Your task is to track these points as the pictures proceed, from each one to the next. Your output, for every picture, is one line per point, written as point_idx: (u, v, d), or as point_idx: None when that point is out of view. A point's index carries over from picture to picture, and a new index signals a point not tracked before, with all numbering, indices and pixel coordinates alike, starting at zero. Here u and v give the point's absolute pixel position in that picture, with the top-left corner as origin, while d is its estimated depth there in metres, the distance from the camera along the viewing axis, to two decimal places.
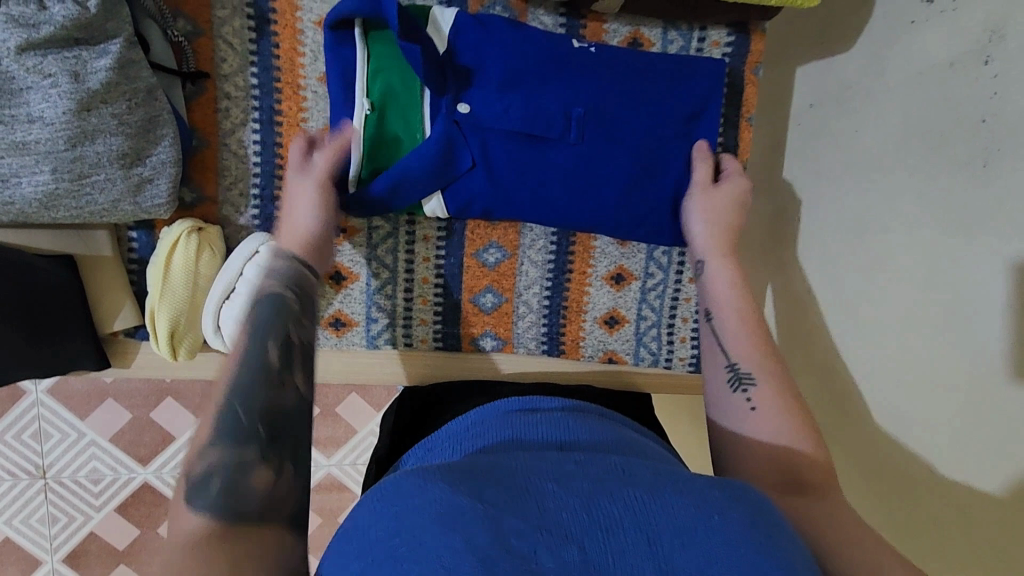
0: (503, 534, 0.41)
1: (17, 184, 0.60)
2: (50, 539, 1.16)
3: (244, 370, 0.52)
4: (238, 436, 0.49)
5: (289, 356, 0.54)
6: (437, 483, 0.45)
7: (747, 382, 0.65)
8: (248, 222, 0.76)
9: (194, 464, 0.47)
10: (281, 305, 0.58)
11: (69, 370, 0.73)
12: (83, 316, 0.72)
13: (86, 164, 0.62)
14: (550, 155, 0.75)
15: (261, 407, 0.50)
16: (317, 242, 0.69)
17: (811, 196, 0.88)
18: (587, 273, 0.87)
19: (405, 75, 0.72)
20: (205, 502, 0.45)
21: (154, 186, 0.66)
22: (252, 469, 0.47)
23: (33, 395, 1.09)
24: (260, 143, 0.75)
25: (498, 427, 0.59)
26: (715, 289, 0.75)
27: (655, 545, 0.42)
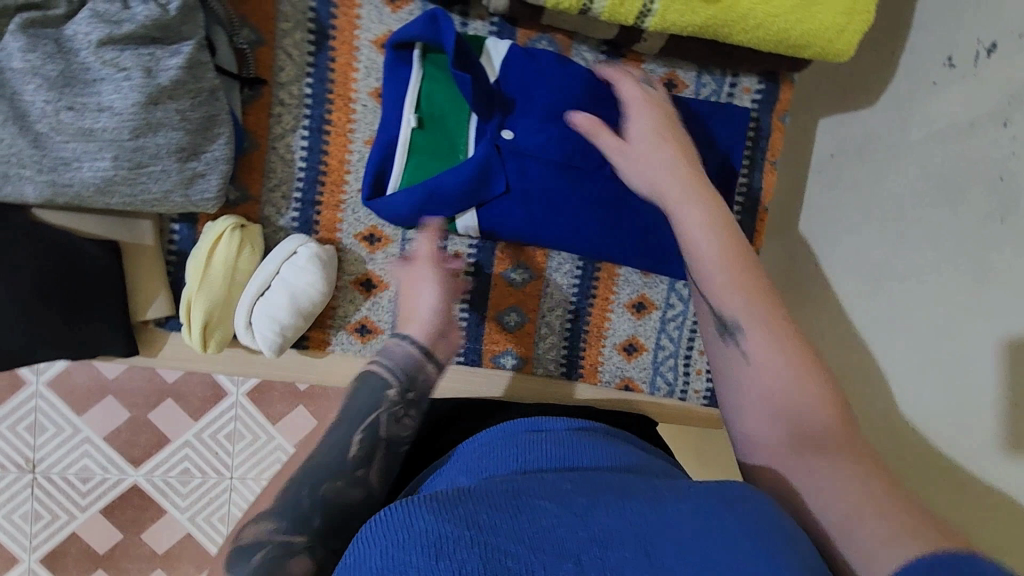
0: (490, 561, 0.42)
1: (78, 168, 0.63)
2: (30, 536, 1.15)
3: (325, 455, 0.56)
4: (297, 516, 0.53)
5: (369, 451, 0.57)
6: (425, 514, 0.45)
7: (736, 333, 0.59)
8: (287, 224, 0.79)
9: (249, 528, 0.53)
10: (379, 397, 0.58)
11: (98, 354, 0.74)
12: (117, 300, 0.73)
13: (146, 154, 0.64)
14: (585, 184, 0.78)
15: (325, 493, 0.54)
16: (437, 331, 0.64)
17: (828, 244, 0.91)
18: (609, 301, 0.89)
19: (453, 98, 0.76)
20: (241, 571, 0.50)
21: (204, 181, 0.68)
22: (296, 556, 0.51)
23: (34, 387, 1.10)
24: (307, 150, 0.78)
25: (508, 442, 0.60)
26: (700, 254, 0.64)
27: (653, 559, 0.42)
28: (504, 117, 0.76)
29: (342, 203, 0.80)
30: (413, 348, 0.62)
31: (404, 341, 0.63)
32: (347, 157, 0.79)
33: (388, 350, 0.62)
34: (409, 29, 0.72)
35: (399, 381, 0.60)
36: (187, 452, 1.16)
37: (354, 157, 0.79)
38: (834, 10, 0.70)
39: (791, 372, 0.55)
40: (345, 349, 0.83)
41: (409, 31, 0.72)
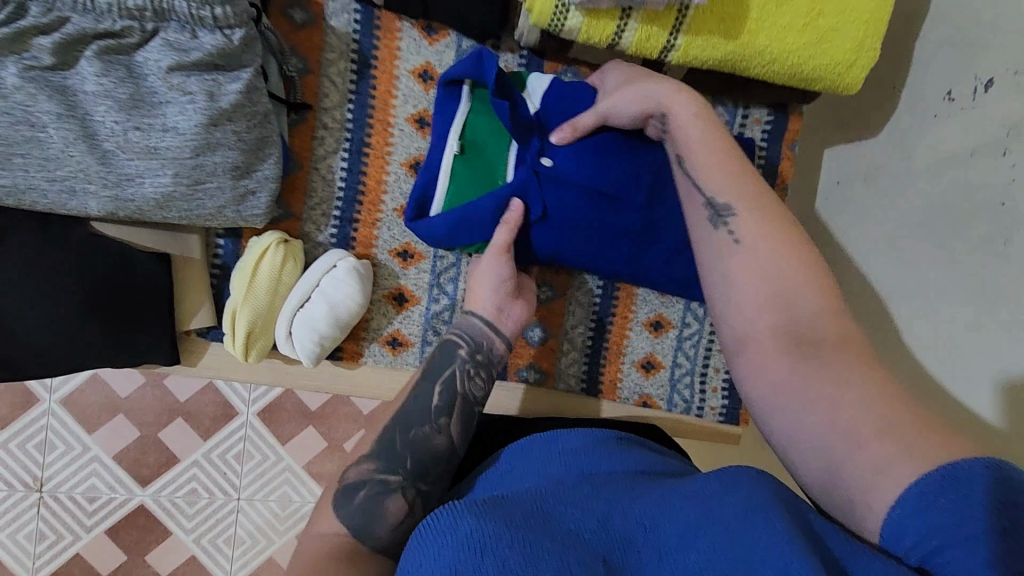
0: (530, 555, 0.48)
1: (140, 183, 0.67)
2: (33, 557, 1.17)
3: (413, 404, 0.69)
4: (391, 460, 0.64)
5: (449, 403, 0.70)
6: (467, 517, 0.51)
7: (725, 215, 0.67)
8: (326, 240, 0.83)
9: (351, 471, 0.64)
10: (452, 354, 0.72)
11: (144, 361, 0.77)
12: (165, 311, 0.76)
13: (204, 171, 0.69)
14: (615, 212, 0.80)
15: (413, 439, 0.66)
16: (500, 304, 0.77)
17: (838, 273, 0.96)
18: (627, 322, 0.92)
19: (496, 128, 0.81)
20: (345, 509, 0.61)
21: (255, 198, 0.72)
22: (391, 494, 0.62)
23: (46, 403, 1.13)
24: (348, 170, 0.83)
25: (529, 452, 0.62)
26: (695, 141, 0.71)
27: (665, 551, 0.50)
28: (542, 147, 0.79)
29: (379, 222, 0.84)
30: (482, 320, 0.75)
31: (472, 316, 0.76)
32: (384, 178, 0.84)
33: (462, 323, 0.75)
34: (459, 67, 0.78)
35: (469, 345, 0.74)
36: (195, 472, 1.19)
37: (391, 178, 0.84)
38: (842, 51, 0.76)
39: (779, 267, 0.63)
40: (376, 361, 0.87)
41: (458, 68, 0.77)
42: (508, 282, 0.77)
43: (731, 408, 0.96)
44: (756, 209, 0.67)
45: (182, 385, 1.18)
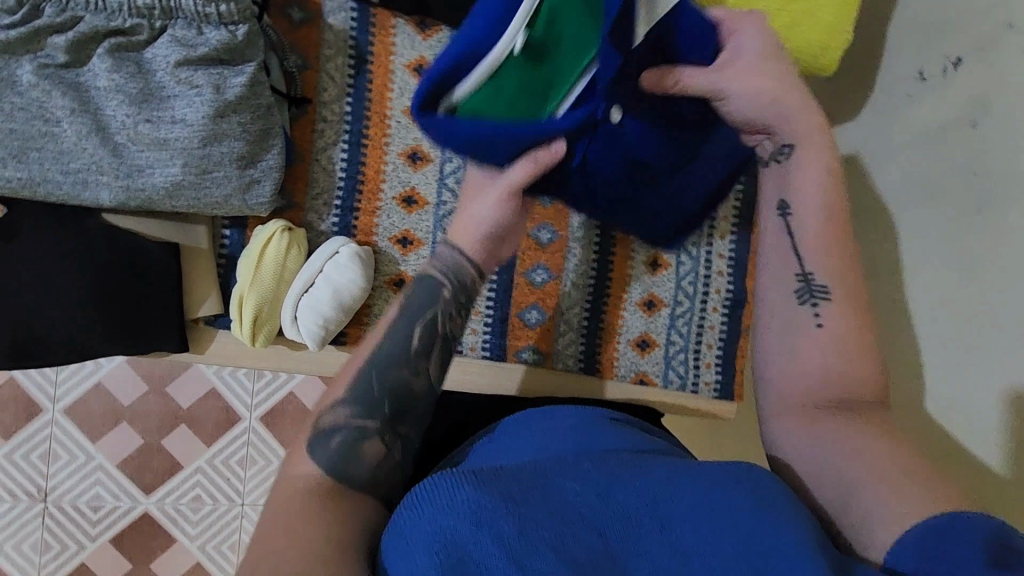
0: (526, 529, 0.49)
1: (151, 174, 0.70)
2: (40, 566, 1.27)
3: (390, 346, 0.64)
4: (368, 404, 0.62)
5: (427, 346, 0.65)
6: (465, 486, 0.51)
7: (819, 296, 0.67)
8: (328, 229, 0.86)
9: (326, 415, 0.61)
10: (434, 296, 0.67)
11: (154, 349, 0.79)
12: (174, 298, 0.79)
13: (211, 161, 0.72)
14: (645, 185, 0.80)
15: (392, 381, 0.63)
16: (489, 245, 0.69)
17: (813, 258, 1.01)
18: (628, 262, 0.95)
19: (584, 31, 0.61)
20: (323, 454, 0.58)
21: (260, 187, 0.75)
22: (368, 438, 0.60)
23: (50, 414, 1.26)
24: (347, 161, 0.86)
25: (528, 430, 0.65)
26: (810, 238, 0.69)
27: (663, 525, 0.51)
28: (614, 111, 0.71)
29: (379, 210, 0.88)
30: (463, 257, 0.68)
31: (456, 253, 0.68)
32: (382, 168, 0.87)
33: (441, 258, 0.68)
34: None
35: (452, 284, 0.68)
36: (198, 478, 1.31)
37: (389, 167, 0.87)
38: (817, 30, 0.80)
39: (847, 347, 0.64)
40: None
41: None
42: (506, 224, 0.69)
43: (725, 383, 0.99)
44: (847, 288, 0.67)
45: (184, 391, 1.31)
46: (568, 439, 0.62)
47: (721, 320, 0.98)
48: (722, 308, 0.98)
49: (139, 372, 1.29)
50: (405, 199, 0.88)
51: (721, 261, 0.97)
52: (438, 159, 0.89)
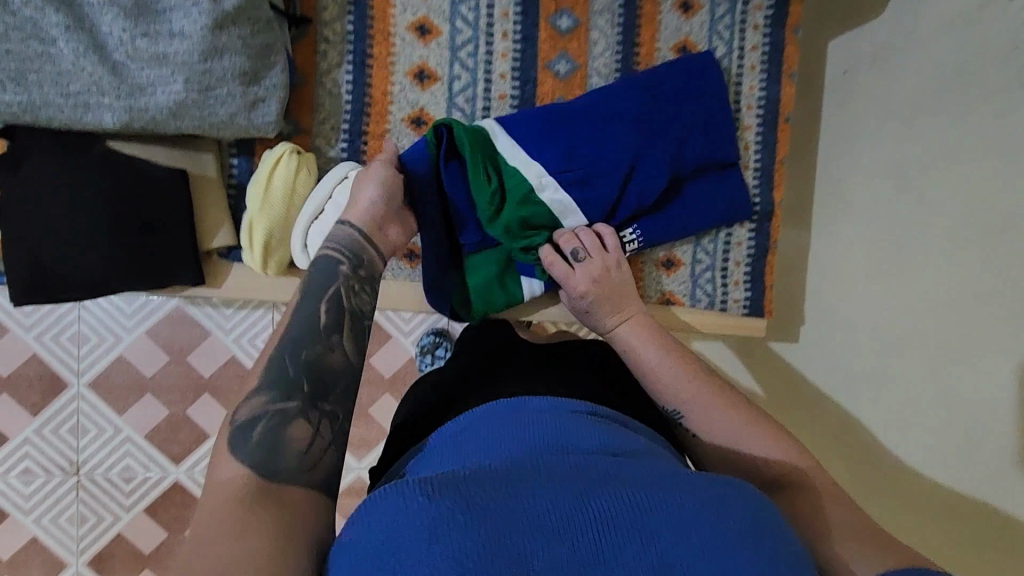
0: (485, 542, 0.43)
1: (153, 92, 0.68)
2: (76, 540, 1.29)
3: (298, 324, 0.62)
4: (282, 388, 0.58)
5: (335, 318, 0.64)
6: (418, 497, 0.45)
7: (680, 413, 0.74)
8: (337, 155, 0.84)
9: (241, 408, 0.56)
10: (334, 269, 0.68)
11: (172, 282, 0.78)
12: (186, 227, 0.77)
13: (213, 77, 0.69)
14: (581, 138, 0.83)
15: (307, 357, 0.60)
16: (379, 218, 0.74)
17: (843, 182, 1.01)
18: (655, 10, 0.89)
19: None
20: (246, 449, 0.53)
21: (265, 105, 0.73)
22: (291, 422, 0.56)
23: (76, 388, 1.26)
24: (352, 84, 0.83)
25: (483, 432, 0.58)
26: (650, 369, 0.76)
27: (648, 537, 0.44)
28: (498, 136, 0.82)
29: (387, 132, 0.85)
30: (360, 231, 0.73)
31: (350, 227, 0.73)
32: (389, 89, 0.84)
33: (337, 235, 0.72)
34: None
35: (350, 259, 0.70)
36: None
37: (396, 88, 0.84)
38: None
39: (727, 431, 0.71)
40: (394, 274, 0.87)
41: None
42: (393, 202, 0.76)
43: (756, 301, 0.96)
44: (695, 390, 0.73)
45: (204, 361, 1.30)
46: (529, 438, 0.56)
47: (749, 235, 0.94)
48: (750, 223, 0.94)
49: (159, 343, 1.29)
50: (414, 120, 0.85)
51: (746, 173, 0.93)
52: (447, 77, 0.85)
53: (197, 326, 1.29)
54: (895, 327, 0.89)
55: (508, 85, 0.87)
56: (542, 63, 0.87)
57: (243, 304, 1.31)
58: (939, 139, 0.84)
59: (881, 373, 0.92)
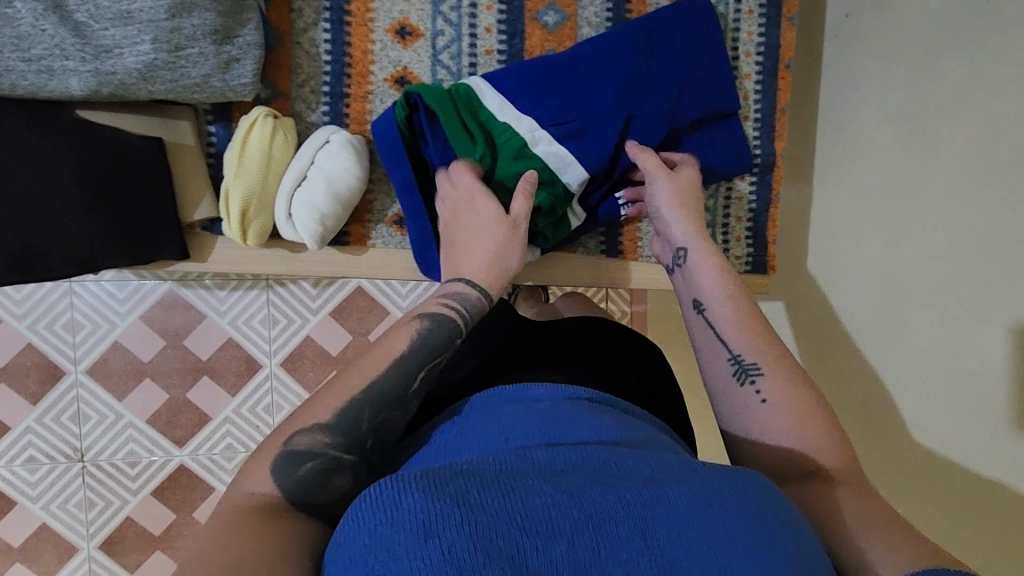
0: (481, 540, 0.43)
1: (120, 54, 0.65)
2: (87, 524, 1.29)
3: (389, 378, 0.63)
4: (350, 437, 0.59)
5: (422, 389, 0.66)
6: (413, 493, 0.45)
7: (754, 373, 0.69)
8: (319, 119, 0.80)
9: (302, 436, 0.58)
10: (445, 339, 0.68)
11: (155, 258, 0.76)
12: (167, 200, 0.74)
13: (183, 36, 0.66)
14: (570, 91, 0.79)
15: (378, 418, 0.62)
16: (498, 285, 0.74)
17: (844, 132, 0.98)
18: None
19: None
20: (289, 483, 0.56)
21: (240, 66, 0.70)
22: (342, 473, 0.58)
23: (74, 375, 1.24)
24: (331, 43, 0.79)
25: (480, 430, 0.57)
26: (725, 319, 0.73)
27: (649, 535, 0.45)
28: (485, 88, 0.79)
29: (370, 94, 0.81)
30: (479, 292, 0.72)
31: (476, 292, 0.72)
32: (370, 48, 0.80)
33: (467, 301, 0.71)
34: None
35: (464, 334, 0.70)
36: (228, 428, 1.32)
37: (377, 47, 0.80)
38: None
39: (791, 416, 0.67)
40: (385, 243, 0.84)
41: None
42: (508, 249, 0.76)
43: (758, 257, 0.94)
44: (767, 347, 0.71)
45: (201, 344, 1.29)
46: (528, 433, 0.55)
47: (750, 189, 0.92)
48: (750, 177, 0.91)
49: (155, 328, 1.27)
50: (398, 80, 0.82)
51: (746, 124, 0.90)
52: (430, 33, 0.81)
53: (192, 309, 1.27)
54: (900, 279, 0.88)
55: (494, 38, 0.83)
56: (529, 15, 0.83)
57: (237, 285, 1.28)
58: (945, 82, 0.81)
59: (886, 326, 0.91)
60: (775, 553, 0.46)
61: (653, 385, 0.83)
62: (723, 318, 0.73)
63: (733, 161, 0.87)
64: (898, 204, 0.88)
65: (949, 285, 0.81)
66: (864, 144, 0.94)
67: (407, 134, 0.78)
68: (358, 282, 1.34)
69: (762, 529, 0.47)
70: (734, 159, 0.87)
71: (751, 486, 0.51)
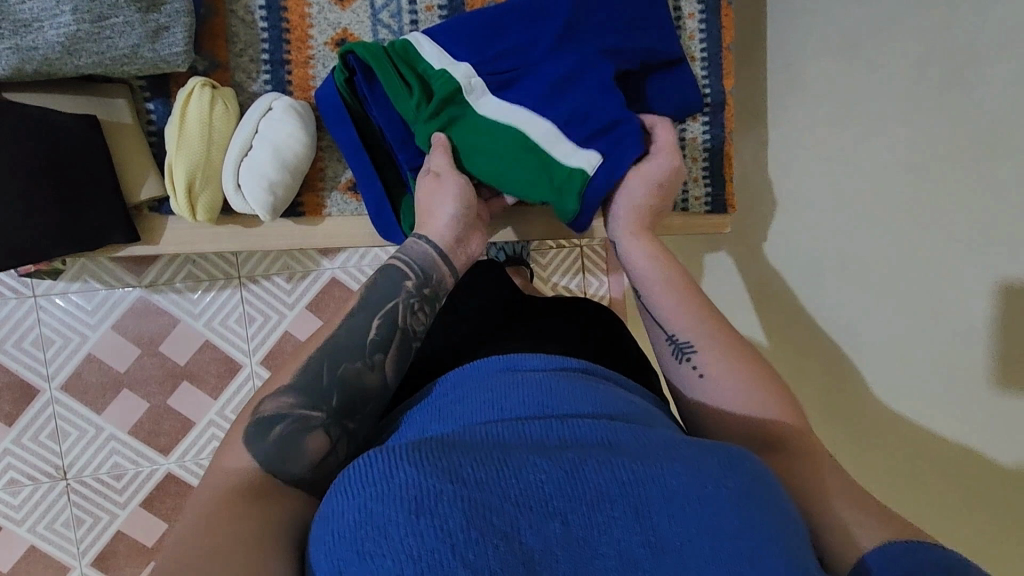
0: (474, 516, 0.42)
1: (40, 28, 0.63)
2: (77, 542, 1.27)
3: (351, 330, 0.64)
4: (314, 393, 0.60)
5: (386, 336, 0.65)
6: (404, 468, 0.44)
7: (690, 353, 0.71)
8: (261, 88, 0.79)
9: (268, 402, 0.59)
10: (398, 286, 0.68)
11: (102, 244, 0.74)
12: (109, 181, 0.72)
13: (105, 5, 0.64)
14: (512, 37, 0.78)
15: (343, 373, 0.61)
16: (455, 235, 0.73)
17: (793, 72, 0.99)
18: None
19: None
20: (261, 446, 0.56)
21: (170, 35, 0.68)
22: (311, 431, 0.58)
23: (48, 392, 1.21)
24: (266, 9, 0.77)
25: (470, 402, 0.56)
26: (666, 298, 0.74)
27: (643, 514, 0.43)
28: (427, 40, 0.77)
29: (311, 59, 0.80)
30: (433, 246, 0.71)
31: (426, 245, 0.71)
32: (307, 11, 0.78)
33: (410, 249, 0.70)
34: None
35: (417, 278, 0.69)
36: (213, 431, 1.30)
37: (315, 9, 0.79)
38: None
39: (751, 399, 0.67)
40: (340, 211, 0.83)
41: None
42: (468, 211, 0.74)
43: (717, 197, 0.95)
44: (715, 334, 0.71)
45: (177, 348, 1.26)
46: (518, 408, 0.54)
47: (703, 130, 0.92)
48: (702, 118, 0.92)
49: (128, 336, 1.24)
50: (339, 43, 0.80)
51: (694, 65, 0.90)
52: None
53: (165, 315, 1.25)
54: (859, 211, 0.88)
55: None
56: None
57: (207, 286, 1.26)
58: (883, 7, 0.81)
59: (848, 262, 0.91)
60: (771, 532, 0.45)
61: (635, 351, 0.85)
62: (664, 299, 0.75)
63: (680, 102, 0.88)
64: (850, 138, 0.89)
65: (899, 212, 0.82)
66: (813, 79, 0.95)
67: (351, 100, 0.77)
68: (332, 273, 1.32)
69: (758, 505, 0.46)
70: (683, 100, 0.87)
71: (750, 461, 0.50)
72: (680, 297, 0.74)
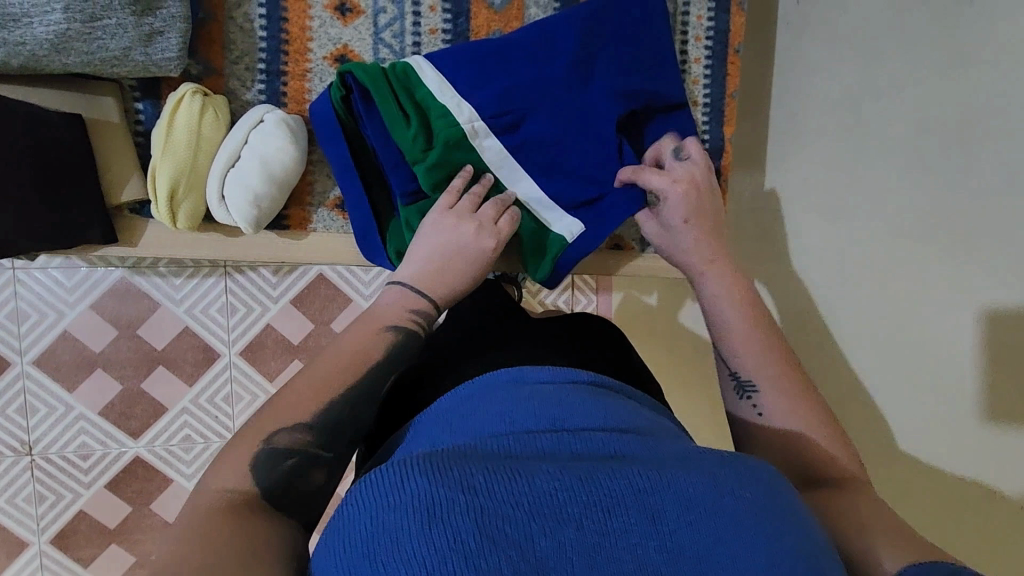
0: (486, 525, 0.40)
1: (29, 23, 0.61)
2: (37, 519, 1.25)
3: (374, 378, 0.62)
4: (331, 433, 0.59)
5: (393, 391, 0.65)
6: (415, 478, 0.43)
7: (750, 391, 0.71)
8: (254, 97, 0.77)
9: (283, 432, 0.56)
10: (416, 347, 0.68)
11: (78, 241, 0.72)
12: (90, 179, 0.71)
13: (98, 6, 0.62)
14: (516, 67, 0.77)
15: (359, 419, 0.61)
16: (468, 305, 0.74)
17: (796, 119, 0.99)
18: None
19: None
20: (271, 473, 0.55)
21: (164, 39, 0.66)
22: (319, 468, 0.57)
23: (20, 366, 1.18)
24: (266, 18, 0.76)
25: (481, 405, 0.54)
26: (729, 332, 0.75)
27: (659, 523, 0.42)
28: (429, 67, 0.76)
29: (309, 72, 0.78)
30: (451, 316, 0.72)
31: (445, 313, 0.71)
32: (308, 24, 0.77)
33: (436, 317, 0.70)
34: None
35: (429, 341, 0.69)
36: (186, 418, 1.28)
37: (316, 23, 0.77)
38: None
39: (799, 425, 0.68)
40: (326, 227, 0.82)
41: None
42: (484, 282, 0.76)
43: None
44: (771, 369, 0.72)
45: (156, 333, 1.25)
46: (527, 416, 0.51)
47: None
48: None
49: (106, 317, 1.22)
50: (338, 58, 0.79)
51: (696, 109, 0.90)
52: (371, 10, 0.79)
53: (145, 298, 1.23)
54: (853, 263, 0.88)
55: (438, 17, 0.81)
56: None
57: (192, 273, 1.24)
58: (892, 66, 0.81)
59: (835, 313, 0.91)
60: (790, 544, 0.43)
61: (634, 362, 0.83)
62: (726, 334, 0.75)
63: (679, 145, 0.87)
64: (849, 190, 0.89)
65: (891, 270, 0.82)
66: (816, 127, 0.95)
67: (345, 117, 0.76)
68: (319, 270, 1.31)
69: (777, 518, 0.44)
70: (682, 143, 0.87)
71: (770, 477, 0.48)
72: (741, 336, 0.74)
